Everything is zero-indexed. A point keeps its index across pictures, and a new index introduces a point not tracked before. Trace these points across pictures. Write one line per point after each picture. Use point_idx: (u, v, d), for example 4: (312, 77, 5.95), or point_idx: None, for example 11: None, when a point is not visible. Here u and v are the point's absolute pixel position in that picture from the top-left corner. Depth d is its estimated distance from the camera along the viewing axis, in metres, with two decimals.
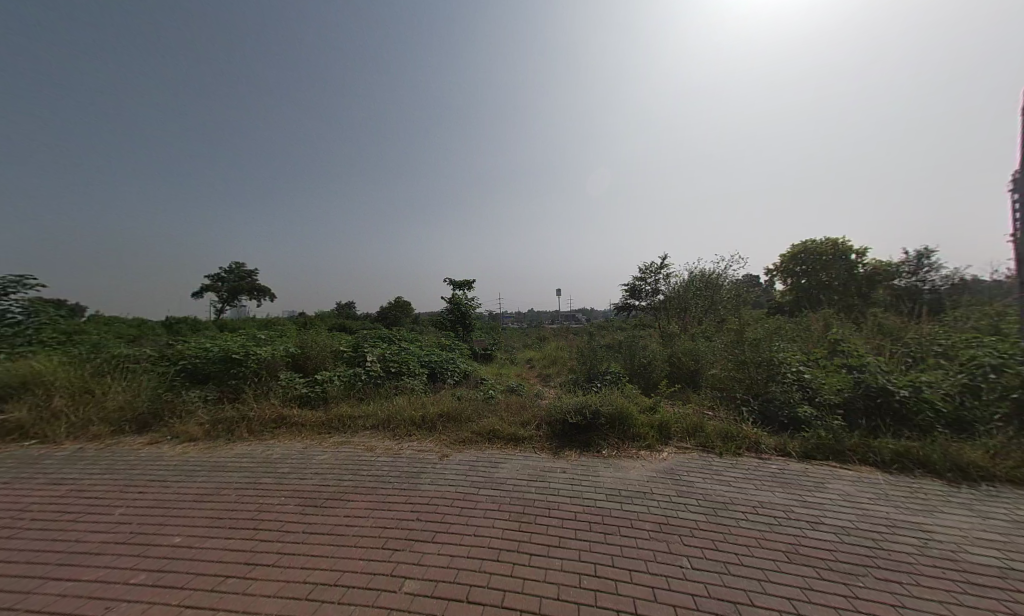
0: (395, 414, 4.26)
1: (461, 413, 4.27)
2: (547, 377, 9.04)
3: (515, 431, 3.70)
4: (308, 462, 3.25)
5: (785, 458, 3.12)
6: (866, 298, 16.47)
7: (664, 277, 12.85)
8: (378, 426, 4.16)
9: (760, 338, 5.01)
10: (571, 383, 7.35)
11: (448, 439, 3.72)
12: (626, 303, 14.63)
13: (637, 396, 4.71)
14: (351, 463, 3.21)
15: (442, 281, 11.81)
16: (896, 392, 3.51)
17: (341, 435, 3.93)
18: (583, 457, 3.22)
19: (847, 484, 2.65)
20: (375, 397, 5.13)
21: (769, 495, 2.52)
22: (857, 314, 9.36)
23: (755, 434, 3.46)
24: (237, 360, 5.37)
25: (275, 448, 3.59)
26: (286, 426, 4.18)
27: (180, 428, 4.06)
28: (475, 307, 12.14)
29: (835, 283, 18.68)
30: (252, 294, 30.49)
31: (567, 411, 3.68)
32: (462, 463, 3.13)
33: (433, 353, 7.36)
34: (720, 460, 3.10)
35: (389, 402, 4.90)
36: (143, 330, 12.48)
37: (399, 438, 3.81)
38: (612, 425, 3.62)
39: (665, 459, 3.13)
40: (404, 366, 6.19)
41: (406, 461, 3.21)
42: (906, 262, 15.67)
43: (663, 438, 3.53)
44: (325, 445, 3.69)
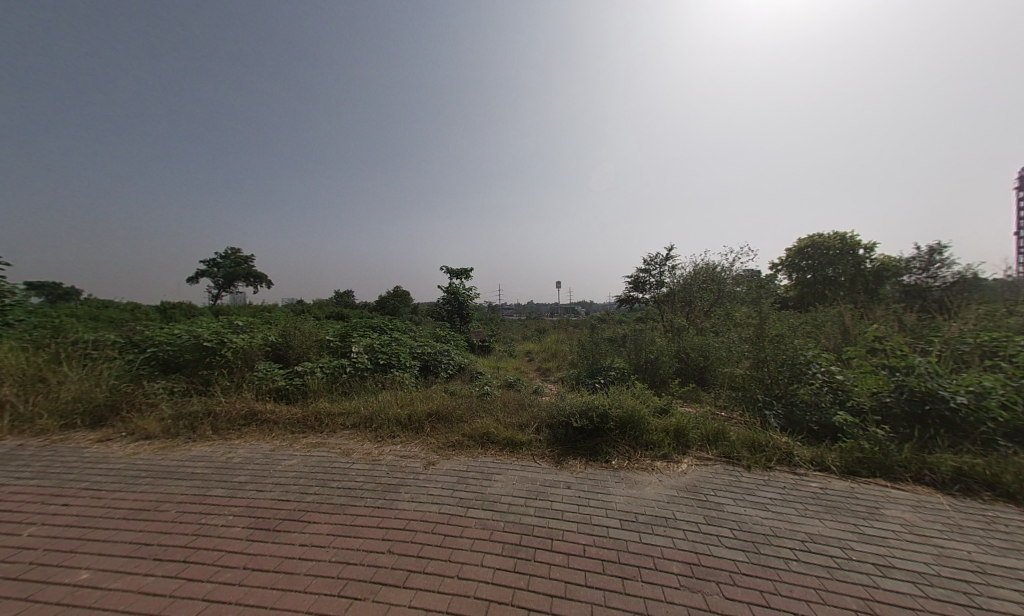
0: (379, 412, 3.84)
1: (452, 412, 3.83)
2: (547, 372, 8.63)
3: (511, 435, 3.27)
4: (273, 468, 2.82)
5: (824, 474, 2.69)
6: (873, 294, 16.01)
7: (670, 269, 12.36)
8: (360, 426, 3.72)
9: (784, 334, 4.55)
10: (573, 379, 6.93)
11: (436, 442, 3.30)
12: (628, 295, 14.17)
13: (647, 396, 4.25)
14: (322, 470, 2.78)
15: (440, 269, 11.34)
16: (947, 398, 3.08)
17: (317, 436, 3.50)
18: (590, 468, 2.79)
19: (908, 512, 2.21)
20: (359, 392, 4.71)
21: (818, 524, 2.08)
22: (871, 309, 8.90)
23: (787, 444, 3.02)
24: (210, 349, 4.93)
25: (238, 450, 3.16)
26: (256, 423, 3.75)
27: (137, 423, 3.64)
28: (473, 297, 11.68)
29: (843, 278, 18.16)
30: (247, 281, 29.92)
31: (571, 414, 3.24)
32: (449, 473, 2.70)
33: (426, 345, 6.91)
34: (749, 476, 2.67)
35: (374, 397, 4.46)
36: (128, 313, 11.98)
37: (380, 440, 3.38)
38: (622, 430, 3.18)
39: (685, 473, 2.70)
40: (394, 358, 5.77)
41: (385, 469, 2.77)
42: (917, 258, 15.16)
43: (681, 446, 3.09)
44: (297, 447, 3.26)
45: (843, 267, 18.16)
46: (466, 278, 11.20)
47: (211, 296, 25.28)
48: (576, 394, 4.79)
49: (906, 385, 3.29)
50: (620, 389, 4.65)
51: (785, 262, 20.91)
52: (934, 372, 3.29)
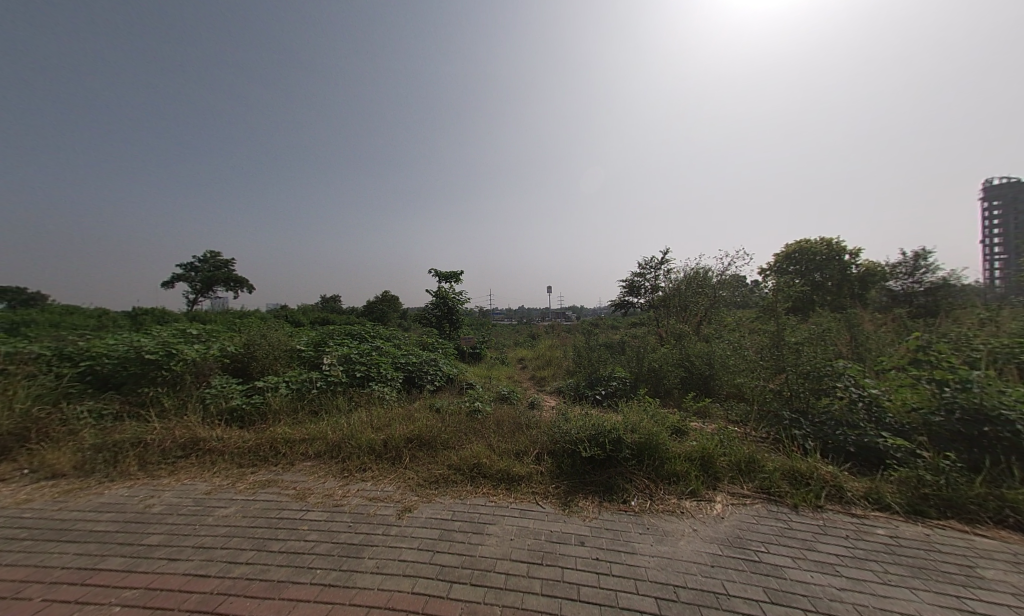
0: (348, 437, 3.24)
1: (437, 437, 3.25)
2: (542, 382, 8.08)
3: (507, 467, 2.71)
4: (201, 521, 2.20)
5: (887, 515, 2.22)
6: (863, 299, 16.01)
7: (665, 272, 12.02)
8: (325, 456, 3.10)
9: (805, 342, 4.14)
10: (571, 391, 6.41)
11: (415, 476, 2.72)
12: (623, 300, 13.78)
13: (660, 413, 3.76)
14: (264, 523, 2.16)
15: (428, 273, 10.76)
16: (1010, 418, 2.66)
17: (270, 471, 2.87)
18: (605, 512, 2.26)
19: (1014, 574, 1.74)
20: (330, 410, 4.10)
21: (914, 600, 1.58)
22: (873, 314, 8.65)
23: (833, 474, 2.55)
24: (155, 363, 4.25)
25: (164, 494, 2.52)
26: (197, 455, 3.10)
27: (44, 457, 2.96)
28: (463, 302, 11.11)
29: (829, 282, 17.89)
30: (228, 286, 28.66)
31: (579, 441, 2.72)
32: (430, 524, 2.12)
33: (411, 354, 6.30)
34: (801, 521, 2.17)
35: (346, 417, 3.86)
36: (90, 319, 11.01)
37: (348, 474, 2.79)
38: (639, 460, 2.67)
39: (722, 517, 2.18)
40: (373, 370, 5.17)
41: (346, 520, 2.17)
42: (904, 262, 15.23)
43: (711, 479, 2.58)
44: (241, 487, 2.63)
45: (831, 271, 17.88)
46: (455, 282, 10.62)
47: (187, 302, 24.07)
48: (579, 411, 4.27)
49: (957, 401, 2.87)
50: (627, 405, 4.17)
51: (774, 266, 20.86)
52: (991, 387, 2.87)
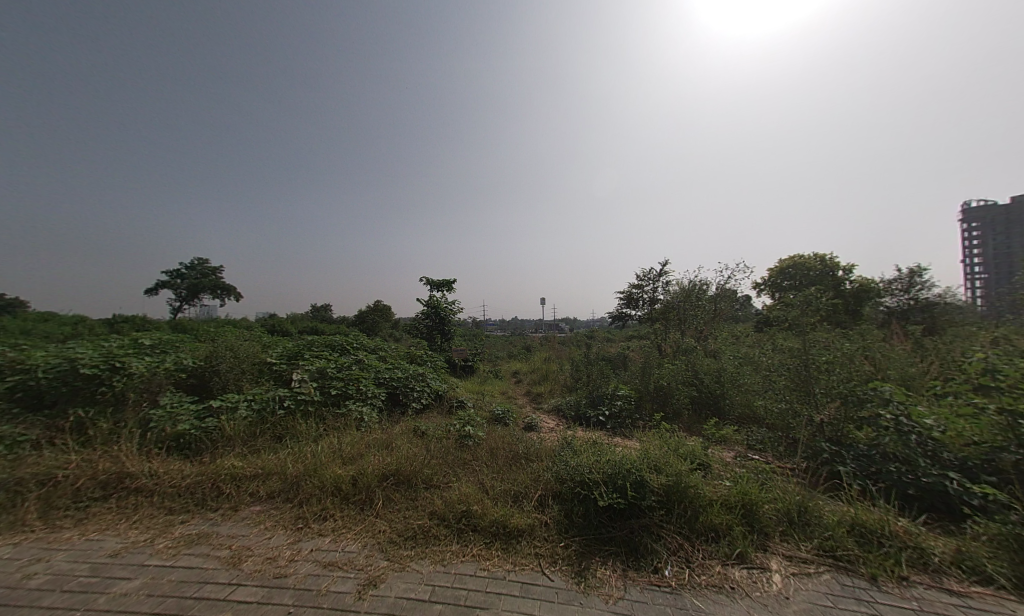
0: (310, 474, 2.68)
1: (418, 473, 2.70)
2: (538, 398, 7.52)
3: (503, 516, 2.18)
4: (88, 603, 1.62)
5: (993, 592, 1.73)
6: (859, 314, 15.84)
7: (664, 284, 11.66)
8: (280, 498, 2.53)
9: (836, 360, 3.70)
10: (571, 411, 5.86)
11: (387, 529, 2.17)
12: (620, 312, 13.38)
13: (680, 442, 3.25)
14: (173, 609, 1.58)
15: (420, 281, 10.25)
16: None
17: (205, 520, 2.29)
18: (631, 587, 1.73)
19: None
20: (295, 437, 3.53)
21: None
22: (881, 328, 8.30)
23: (908, 532, 2.06)
24: (92, 379, 3.65)
25: (55, 558, 1.93)
26: (118, 497, 2.50)
27: None
28: (455, 311, 10.58)
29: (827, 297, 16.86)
30: (215, 293, 27.74)
31: (595, 486, 2.20)
32: (400, 611, 1.57)
33: (396, 368, 5.74)
34: (890, 603, 1.66)
35: (312, 446, 3.30)
36: (57, 325, 10.25)
37: (304, 525, 2.23)
38: (669, 510, 2.15)
39: (787, 597, 1.67)
40: (351, 388, 4.61)
41: (287, 603, 1.61)
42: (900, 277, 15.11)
43: (758, 536, 2.07)
44: (160, 545, 2.04)
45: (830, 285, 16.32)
46: (448, 291, 10.12)
47: (170, 309, 23.16)
48: (585, 438, 3.73)
49: None
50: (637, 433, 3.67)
51: (769, 281, 20.78)
52: None
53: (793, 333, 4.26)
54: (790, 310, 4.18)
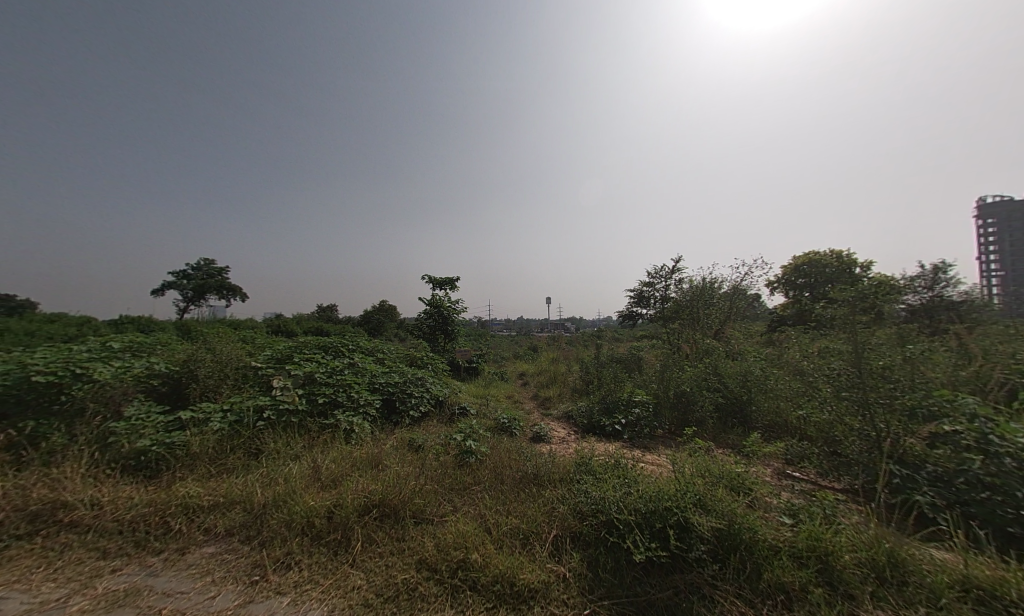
0: (278, 506, 2.25)
1: (406, 505, 2.25)
2: (547, 403, 7.04)
3: (509, 569, 1.71)
4: None
5: None
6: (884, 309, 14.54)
7: (677, 281, 11.11)
8: (240, 537, 2.10)
9: (896, 366, 3.16)
10: (583, 419, 5.36)
11: (362, 584, 1.72)
12: (630, 311, 12.84)
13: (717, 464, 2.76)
14: None
15: (422, 279, 9.84)
16: None
17: (142, 568, 1.87)
18: None
19: None
20: (272, 453, 3.10)
21: None
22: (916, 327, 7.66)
23: None
24: (49, 386, 3.27)
25: None
26: (48, 535, 2.10)
27: None
28: (459, 311, 10.14)
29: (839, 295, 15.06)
30: (221, 294, 27.71)
31: (628, 533, 1.74)
32: None
33: (393, 372, 5.30)
34: None
35: (289, 466, 2.86)
36: (56, 325, 10.06)
37: (259, 577, 1.78)
38: (724, 565, 1.67)
39: None
40: (340, 395, 4.17)
41: None
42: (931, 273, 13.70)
43: (844, 603, 1.57)
44: (75, 606, 1.62)
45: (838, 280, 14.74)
46: (450, 289, 9.67)
47: (178, 310, 23.20)
48: (603, 457, 3.23)
49: None
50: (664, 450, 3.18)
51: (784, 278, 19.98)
52: None
53: (841, 332, 3.72)
54: (838, 306, 3.64)
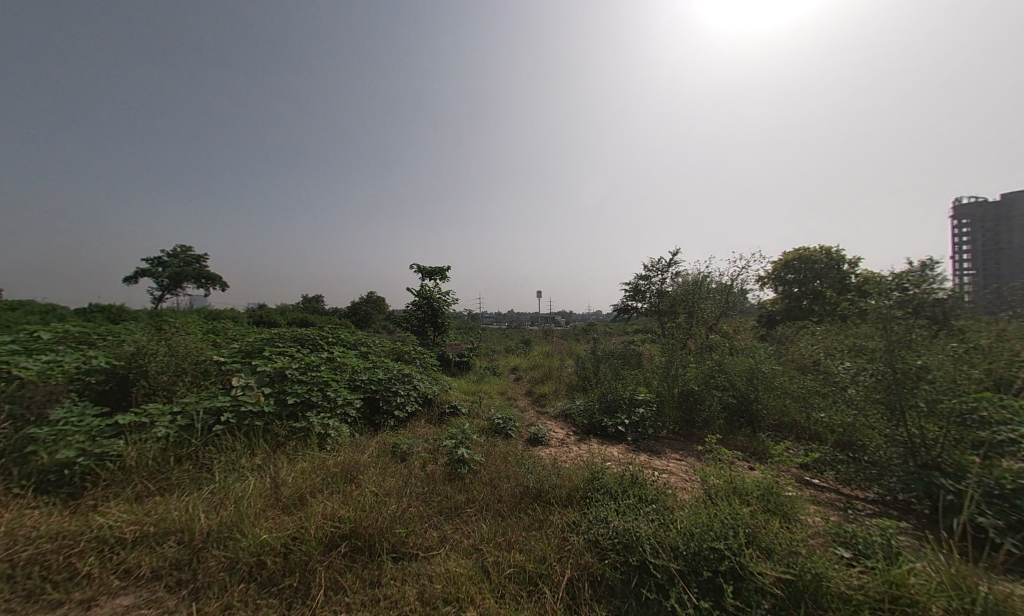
0: (225, 540, 1.81)
1: (384, 538, 1.83)
2: (542, 401, 6.68)
3: None
4: None
5: None
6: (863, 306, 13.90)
7: (675, 274, 10.80)
8: (169, 582, 1.65)
9: (936, 367, 2.87)
10: (582, 419, 5.00)
11: None
12: (626, 305, 12.51)
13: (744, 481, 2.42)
14: None
15: (411, 268, 9.28)
16: None
17: None
18: None
19: None
20: (227, 466, 2.63)
21: None
22: None
23: None
24: None
25: None
26: None
27: None
28: (449, 302, 9.64)
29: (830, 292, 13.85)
30: (200, 283, 26.50)
31: (674, 586, 1.39)
32: None
33: (376, 368, 4.82)
34: None
35: (245, 484, 2.41)
36: (8, 311, 9.18)
37: None
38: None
39: None
40: (313, 395, 3.69)
41: None
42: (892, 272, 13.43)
43: None
44: None
45: (825, 277, 13.93)
46: (441, 280, 9.17)
47: (154, 298, 22.03)
48: (612, 469, 2.86)
49: None
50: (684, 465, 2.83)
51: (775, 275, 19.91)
52: None
53: (870, 328, 3.41)
54: (870, 301, 3.32)
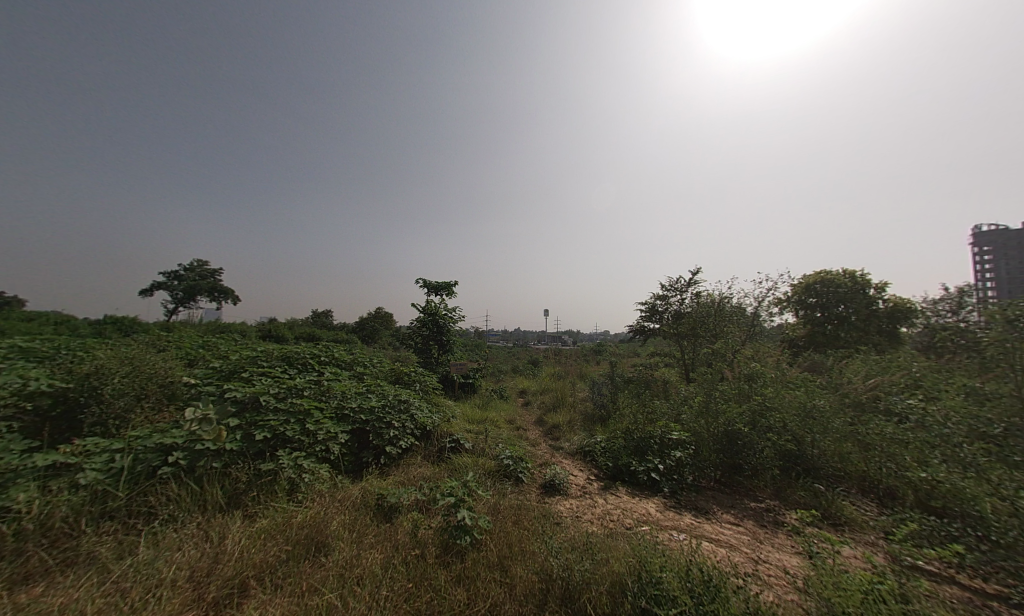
0: None
1: None
2: (555, 433, 5.97)
3: None
4: None
5: None
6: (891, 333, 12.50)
7: (695, 295, 10.05)
8: None
9: None
10: (606, 460, 4.28)
11: None
12: (641, 326, 11.73)
13: (861, 595, 1.70)
14: None
15: (416, 282, 8.80)
16: None
17: None
18: None
19: None
20: (162, 536, 2.03)
21: None
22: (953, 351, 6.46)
23: None
24: None
25: None
26: None
27: None
28: (455, 319, 9.07)
29: (855, 317, 12.64)
30: (213, 298, 26.74)
31: None
32: None
33: (369, 394, 4.21)
34: None
35: (172, 567, 1.79)
36: (15, 319, 9.08)
37: None
38: None
39: None
40: (288, 428, 3.09)
41: None
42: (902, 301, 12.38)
43: None
44: None
45: (850, 301, 12.78)
46: (447, 295, 8.67)
47: (166, 311, 22.15)
48: (660, 551, 2.15)
49: None
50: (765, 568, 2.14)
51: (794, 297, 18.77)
52: None
53: (999, 368, 2.78)
54: None
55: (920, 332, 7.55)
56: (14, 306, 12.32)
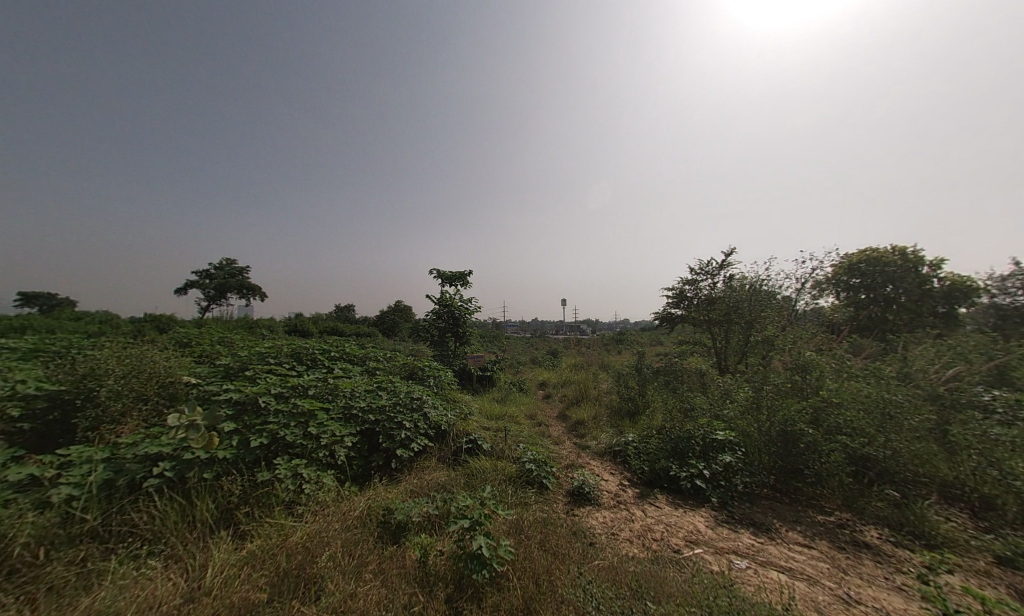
0: None
1: None
2: (579, 429, 5.55)
3: None
4: None
5: None
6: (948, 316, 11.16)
7: (727, 278, 9.23)
8: None
9: None
10: (639, 463, 3.83)
11: None
12: (667, 313, 11.01)
13: None
14: None
15: (429, 273, 8.46)
16: None
17: None
18: None
19: None
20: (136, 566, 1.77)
21: None
22: None
23: None
24: None
25: None
26: None
27: None
28: (470, 309, 8.71)
29: (905, 299, 11.34)
30: (242, 295, 27.77)
31: None
32: None
33: (379, 392, 3.90)
34: None
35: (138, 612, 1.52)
36: (58, 319, 9.51)
37: None
38: None
39: None
40: (288, 432, 2.79)
41: None
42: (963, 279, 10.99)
43: None
44: None
45: (899, 281, 11.46)
46: (462, 285, 8.31)
47: (199, 309, 23.14)
48: (727, 599, 1.70)
49: None
50: None
51: None
52: None
53: None
54: None
55: (989, 314, 6.57)
56: (60, 307, 13.05)
